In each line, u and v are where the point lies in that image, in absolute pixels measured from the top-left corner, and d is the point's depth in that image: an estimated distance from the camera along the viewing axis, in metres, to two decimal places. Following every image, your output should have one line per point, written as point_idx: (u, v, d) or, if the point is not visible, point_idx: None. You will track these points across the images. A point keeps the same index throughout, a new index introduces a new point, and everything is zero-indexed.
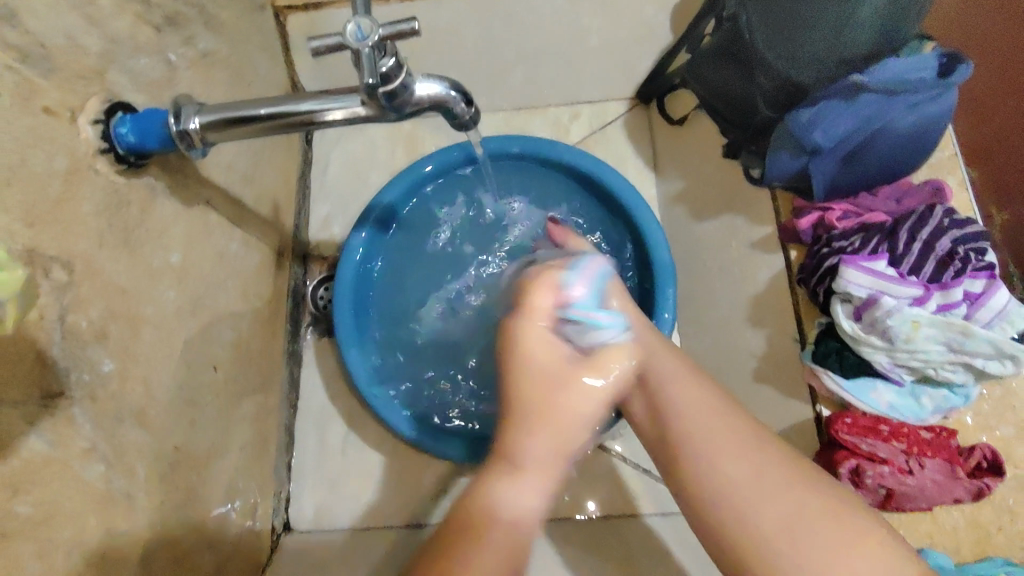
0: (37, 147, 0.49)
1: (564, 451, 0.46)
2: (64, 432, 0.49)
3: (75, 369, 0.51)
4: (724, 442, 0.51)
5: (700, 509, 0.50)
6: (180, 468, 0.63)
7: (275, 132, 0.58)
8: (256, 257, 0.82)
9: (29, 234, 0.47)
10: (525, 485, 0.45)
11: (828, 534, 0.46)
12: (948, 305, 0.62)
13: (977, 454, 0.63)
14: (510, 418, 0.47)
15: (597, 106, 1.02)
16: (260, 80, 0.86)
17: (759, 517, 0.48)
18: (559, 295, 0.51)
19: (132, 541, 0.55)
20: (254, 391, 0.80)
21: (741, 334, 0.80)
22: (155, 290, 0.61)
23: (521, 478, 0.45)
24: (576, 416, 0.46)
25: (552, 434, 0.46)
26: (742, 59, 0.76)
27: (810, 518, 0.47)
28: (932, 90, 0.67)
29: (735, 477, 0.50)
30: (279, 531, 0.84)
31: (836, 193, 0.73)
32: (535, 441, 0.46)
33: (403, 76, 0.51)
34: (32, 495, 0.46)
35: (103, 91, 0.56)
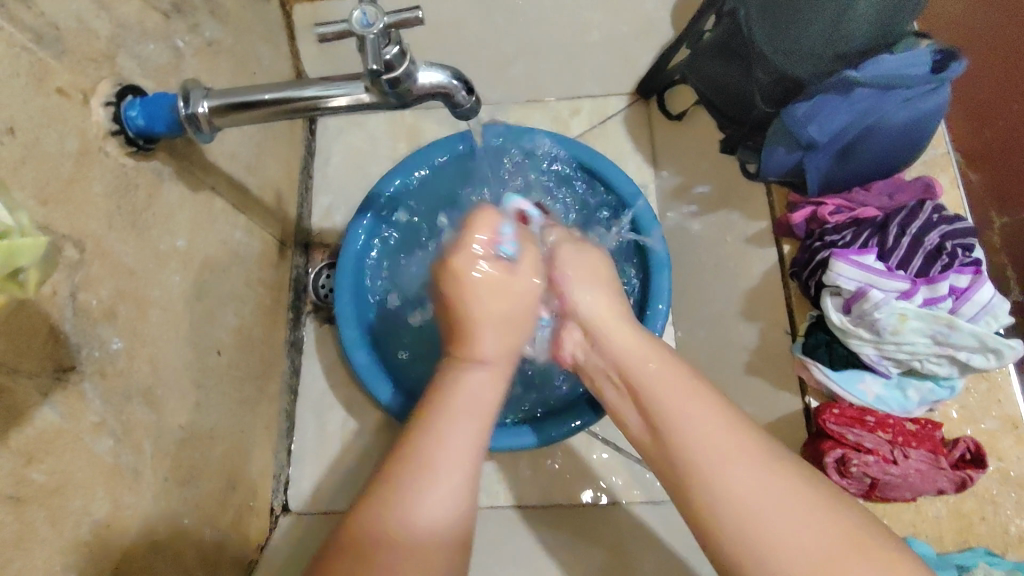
0: (50, 128, 0.50)
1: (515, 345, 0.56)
2: (76, 406, 0.51)
3: (86, 346, 0.52)
4: (743, 470, 0.48)
5: (712, 536, 0.48)
6: (184, 446, 0.65)
7: (283, 117, 0.59)
8: (260, 244, 0.84)
9: (42, 212, 0.49)
10: (477, 384, 0.53)
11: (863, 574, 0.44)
12: (933, 300, 0.63)
13: (960, 446, 0.65)
14: (458, 338, 0.55)
15: (597, 101, 1.00)
16: (265, 70, 0.88)
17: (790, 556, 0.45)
18: (492, 234, 0.57)
19: (138, 514, 0.57)
20: (255, 375, 0.81)
21: (733, 327, 0.80)
22: (162, 273, 0.63)
23: (473, 375, 0.53)
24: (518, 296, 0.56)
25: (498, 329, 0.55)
26: (741, 54, 0.77)
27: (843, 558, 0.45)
28: (925, 85, 0.68)
29: (754, 493, 0.47)
30: (279, 513, 0.86)
31: (830, 188, 0.75)
32: (491, 341, 0.54)
33: (406, 65, 0.53)
34: (46, 464, 0.47)
35: (113, 75, 0.58)
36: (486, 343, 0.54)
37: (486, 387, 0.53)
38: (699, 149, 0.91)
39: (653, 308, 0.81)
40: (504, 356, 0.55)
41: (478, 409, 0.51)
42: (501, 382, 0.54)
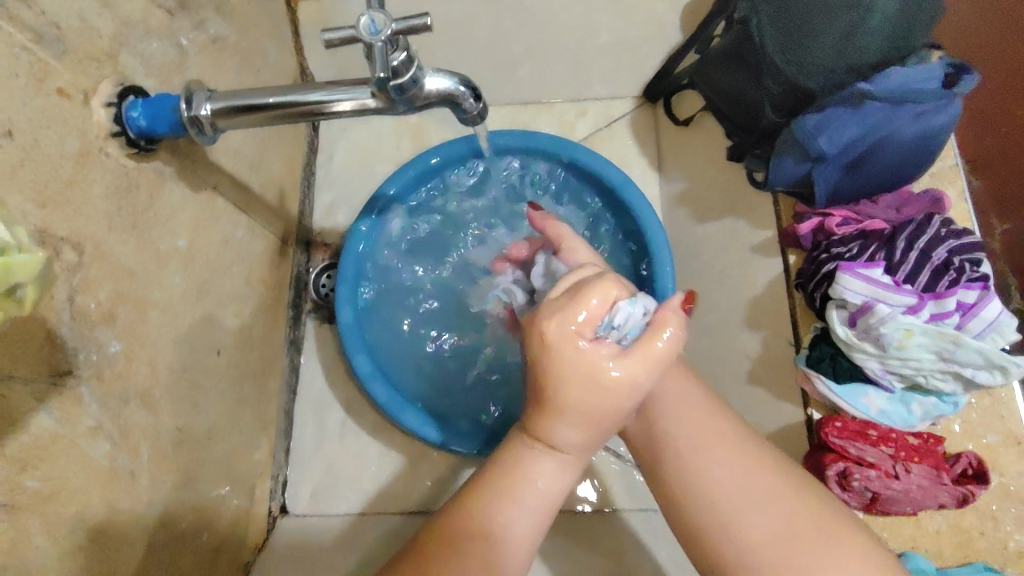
0: (50, 129, 0.49)
1: (595, 439, 0.48)
2: (71, 410, 0.50)
3: (84, 350, 0.52)
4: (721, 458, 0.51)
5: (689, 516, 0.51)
6: (182, 449, 0.64)
7: (282, 120, 0.58)
8: (262, 244, 0.83)
9: (41, 214, 0.48)
10: (547, 474, 0.49)
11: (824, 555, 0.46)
12: (939, 315, 0.63)
13: (963, 461, 0.65)
14: (536, 413, 0.48)
15: (603, 104, 1.00)
16: (270, 67, 0.87)
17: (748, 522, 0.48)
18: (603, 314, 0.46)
19: (133, 519, 0.57)
20: (255, 376, 0.81)
21: (737, 336, 0.81)
22: (161, 275, 0.62)
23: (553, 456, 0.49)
24: (608, 415, 0.47)
25: (577, 425, 0.47)
26: (751, 63, 0.76)
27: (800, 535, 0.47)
28: (937, 100, 0.67)
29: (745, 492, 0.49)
30: (277, 514, 0.86)
31: (838, 201, 0.74)
32: (566, 435, 0.48)
33: (413, 71, 0.52)
34: (40, 471, 0.47)
35: (115, 74, 0.57)
36: (563, 436, 0.48)
37: (557, 475, 0.50)
38: (704, 153, 0.91)
39: None
40: (580, 448, 0.49)
41: (548, 501, 0.50)
42: (571, 468, 0.50)
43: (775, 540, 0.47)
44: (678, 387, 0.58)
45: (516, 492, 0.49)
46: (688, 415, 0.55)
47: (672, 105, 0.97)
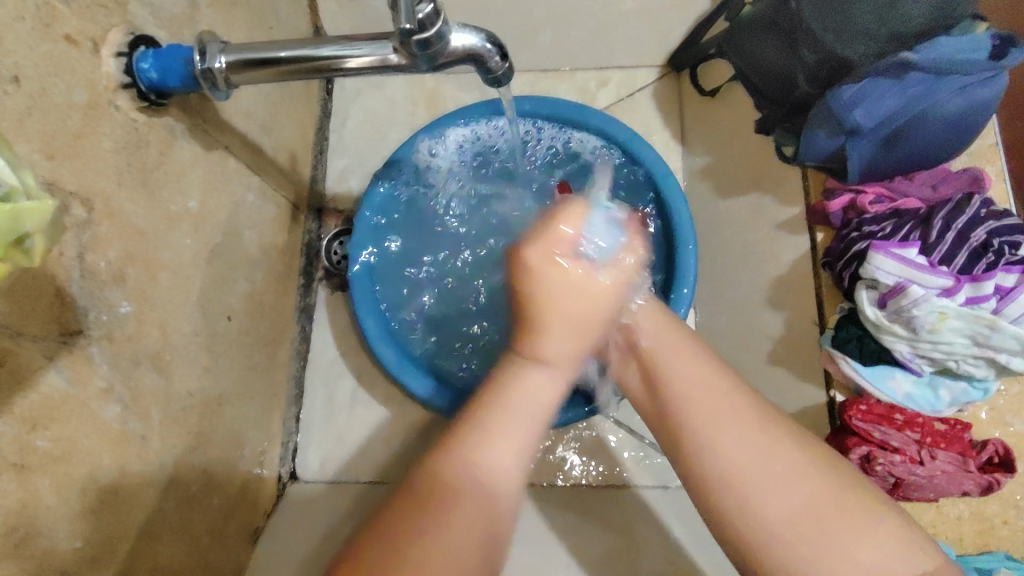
0: (57, 77, 0.47)
1: (580, 351, 0.48)
2: (82, 371, 0.49)
3: (94, 310, 0.50)
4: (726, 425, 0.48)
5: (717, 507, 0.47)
6: (193, 413, 0.63)
7: (297, 76, 0.56)
8: (273, 208, 0.81)
9: (49, 166, 0.46)
10: (536, 388, 0.47)
11: (839, 537, 0.45)
12: (976, 298, 0.60)
13: (989, 449, 0.63)
14: (525, 330, 0.47)
15: (626, 73, 0.98)
16: (282, 25, 0.83)
17: (761, 500, 0.46)
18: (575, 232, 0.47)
19: (143, 482, 0.55)
20: (265, 342, 0.80)
21: (759, 315, 0.79)
22: (172, 237, 0.60)
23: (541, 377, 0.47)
24: (591, 319, 0.47)
25: (567, 334, 0.46)
26: (785, 31, 0.73)
27: (824, 519, 0.45)
28: (984, 72, 0.64)
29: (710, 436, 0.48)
30: (287, 481, 0.85)
31: (873, 176, 0.71)
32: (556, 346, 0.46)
33: (439, 25, 0.49)
34: (51, 432, 0.46)
35: (125, 23, 0.54)
36: (553, 346, 0.46)
37: (550, 394, 0.47)
38: (731, 127, 0.87)
39: (677, 292, 0.79)
40: (568, 358, 0.47)
41: (537, 415, 0.47)
42: (563, 380, 0.48)
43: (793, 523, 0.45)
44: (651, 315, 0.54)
45: (501, 426, 0.46)
46: (706, 393, 0.49)
47: (700, 74, 0.94)
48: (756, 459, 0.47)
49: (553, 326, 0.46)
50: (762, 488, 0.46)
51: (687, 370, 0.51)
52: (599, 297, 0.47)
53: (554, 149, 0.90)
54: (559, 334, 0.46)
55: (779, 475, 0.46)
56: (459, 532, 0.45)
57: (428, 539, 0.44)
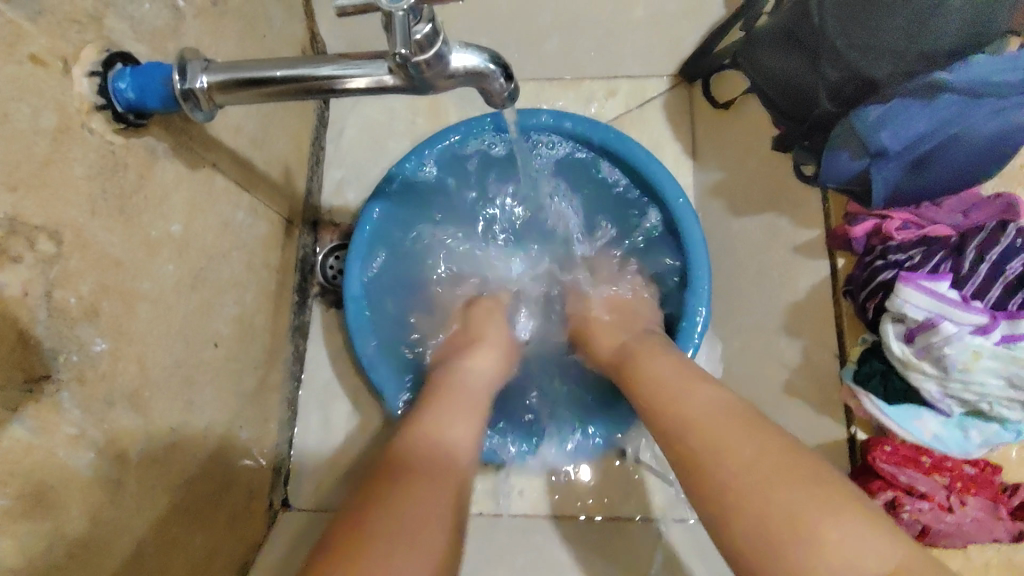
0: (22, 101, 0.43)
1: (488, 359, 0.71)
2: (48, 419, 0.45)
3: (63, 350, 0.47)
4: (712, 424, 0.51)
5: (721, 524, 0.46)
6: (176, 450, 0.60)
7: (285, 97, 0.52)
8: (265, 226, 0.77)
9: (11, 200, 0.42)
10: (474, 380, 0.67)
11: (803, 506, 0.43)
12: (1013, 336, 0.56)
13: (1022, 492, 0.59)
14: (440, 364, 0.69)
15: (636, 82, 0.93)
16: (276, 34, 0.79)
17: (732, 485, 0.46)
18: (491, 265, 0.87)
19: (119, 529, 0.52)
20: (257, 367, 0.76)
21: (774, 342, 0.75)
22: (153, 265, 0.56)
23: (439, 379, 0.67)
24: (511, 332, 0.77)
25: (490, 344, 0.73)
26: (807, 45, 0.68)
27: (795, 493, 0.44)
28: (1023, 95, 0.59)
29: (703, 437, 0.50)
30: (278, 508, 0.81)
31: (899, 201, 0.67)
32: (477, 357, 0.70)
33: (438, 46, 0.46)
34: (13, 487, 0.42)
35: (100, 39, 0.50)
36: (477, 357, 0.71)
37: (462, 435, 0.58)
38: (745, 142, 0.83)
39: (690, 320, 0.75)
40: (484, 369, 0.69)
41: (473, 406, 0.63)
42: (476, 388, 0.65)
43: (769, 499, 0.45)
44: (672, 368, 0.60)
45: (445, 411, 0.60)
46: (718, 406, 0.52)
47: (713, 86, 0.90)
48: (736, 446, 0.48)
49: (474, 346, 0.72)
50: (755, 487, 0.46)
51: (702, 390, 0.55)
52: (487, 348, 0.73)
53: (571, 170, 0.86)
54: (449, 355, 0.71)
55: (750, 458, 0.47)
56: (421, 519, 0.48)
57: (386, 510, 0.48)
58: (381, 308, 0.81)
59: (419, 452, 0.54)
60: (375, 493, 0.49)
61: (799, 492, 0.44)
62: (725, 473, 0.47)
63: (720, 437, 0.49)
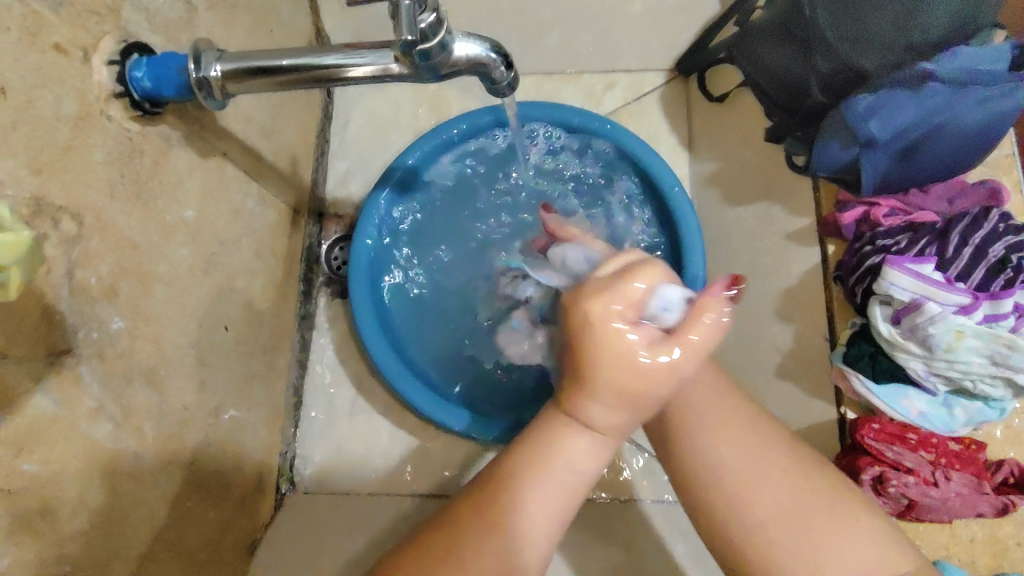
0: (45, 88, 0.45)
1: (629, 420, 0.45)
2: (71, 391, 0.47)
3: (84, 327, 0.49)
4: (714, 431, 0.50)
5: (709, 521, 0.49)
6: (189, 428, 0.62)
7: (296, 85, 0.54)
8: (273, 215, 0.79)
9: (35, 181, 0.44)
10: (580, 451, 0.46)
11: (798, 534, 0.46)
12: (995, 316, 0.59)
13: (1005, 470, 0.61)
14: (571, 385, 0.45)
15: (633, 75, 0.96)
16: (283, 28, 0.82)
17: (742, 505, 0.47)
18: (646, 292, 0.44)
19: (136, 502, 0.54)
20: (265, 352, 0.78)
21: (768, 326, 0.78)
22: (168, 248, 0.59)
23: (586, 437, 0.46)
24: (651, 396, 0.44)
25: (614, 405, 0.44)
26: (799, 37, 0.71)
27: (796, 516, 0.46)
28: (1005, 84, 0.62)
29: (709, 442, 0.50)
30: (285, 491, 0.83)
31: (886, 189, 0.69)
32: (602, 414, 0.44)
33: (442, 34, 0.48)
34: (38, 455, 0.44)
35: (118, 30, 0.52)
36: (600, 414, 0.45)
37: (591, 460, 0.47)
38: (740, 133, 0.85)
39: None
40: (616, 429, 0.46)
41: (573, 485, 0.47)
42: (606, 448, 0.47)
43: (772, 521, 0.46)
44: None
45: (547, 468, 0.47)
46: (722, 406, 0.51)
47: (707, 81, 0.92)
48: (742, 459, 0.49)
49: (599, 388, 0.43)
50: (742, 480, 0.48)
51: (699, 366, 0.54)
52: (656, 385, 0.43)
53: (567, 158, 0.88)
54: (602, 400, 0.44)
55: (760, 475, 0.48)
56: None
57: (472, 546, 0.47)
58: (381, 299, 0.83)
59: (534, 461, 0.47)
60: (484, 520, 0.47)
61: (796, 507, 0.47)
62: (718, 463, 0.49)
63: (719, 427, 0.50)
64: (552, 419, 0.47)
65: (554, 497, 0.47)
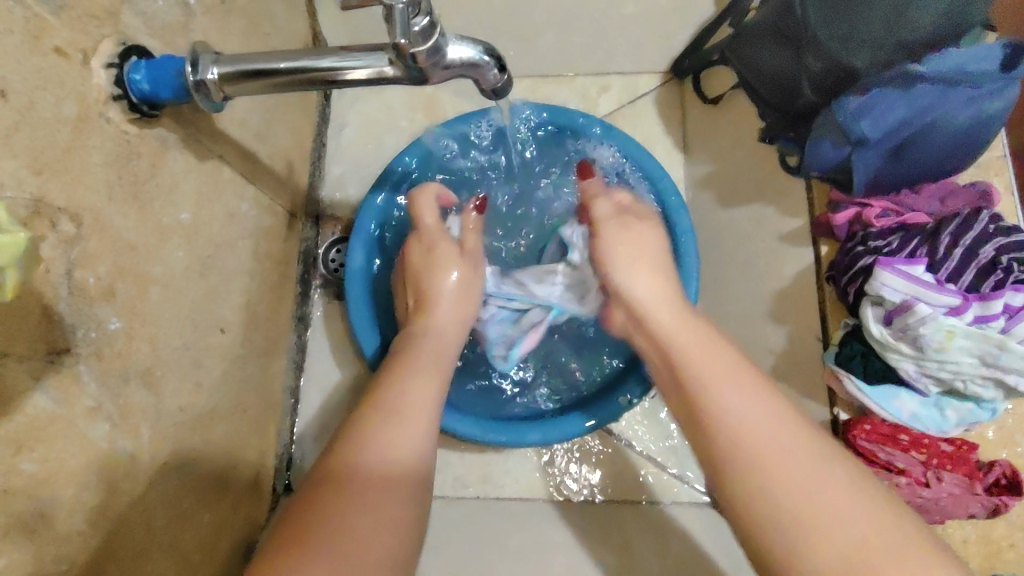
0: (46, 90, 0.46)
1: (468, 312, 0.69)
2: (69, 390, 0.48)
3: (82, 327, 0.49)
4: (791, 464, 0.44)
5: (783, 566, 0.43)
6: (185, 428, 0.62)
7: (292, 88, 0.55)
8: (269, 217, 0.80)
9: (36, 182, 0.45)
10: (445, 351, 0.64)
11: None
12: (985, 317, 0.59)
13: (996, 471, 0.62)
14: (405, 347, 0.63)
15: (627, 78, 0.94)
16: (279, 32, 0.82)
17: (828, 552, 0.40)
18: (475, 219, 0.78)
19: (134, 500, 0.55)
20: (260, 354, 0.79)
21: (761, 329, 0.76)
22: (164, 250, 0.59)
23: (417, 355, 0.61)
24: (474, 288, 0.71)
25: (456, 301, 0.69)
26: (790, 38, 0.71)
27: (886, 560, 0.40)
28: (992, 84, 0.63)
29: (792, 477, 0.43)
30: (280, 493, 0.84)
31: (877, 189, 0.70)
32: (449, 311, 0.68)
33: (437, 37, 0.49)
34: (37, 453, 0.45)
35: (117, 34, 0.53)
36: (445, 314, 0.67)
37: (427, 392, 0.56)
38: (733, 137, 0.86)
39: None
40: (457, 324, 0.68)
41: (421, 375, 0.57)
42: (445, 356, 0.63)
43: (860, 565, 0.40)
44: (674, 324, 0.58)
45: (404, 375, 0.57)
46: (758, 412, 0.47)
47: (703, 82, 0.91)
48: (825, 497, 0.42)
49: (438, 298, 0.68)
50: (763, 442, 0.46)
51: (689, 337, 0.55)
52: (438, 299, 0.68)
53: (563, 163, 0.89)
54: (445, 303, 0.68)
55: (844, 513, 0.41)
56: (367, 499, 0.46)
57: (351, 511, 0.45)
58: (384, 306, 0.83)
59: (394, 378, 0.57)
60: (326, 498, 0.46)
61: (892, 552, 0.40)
62: (724, 427, 0.48)
63: (718, 382, 0.50)
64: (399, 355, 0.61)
65: (424, 393, 0.55)
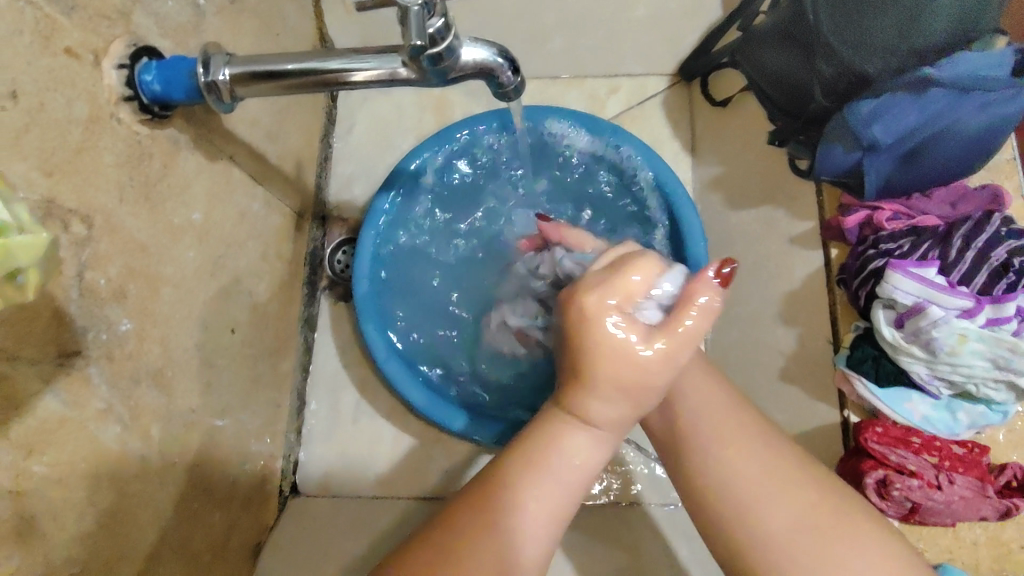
0: (58, 91, 0.46)
1: (628, 417, 0.47)
2: (79, 392, 0.48)
3: (93, 329, 0.49)
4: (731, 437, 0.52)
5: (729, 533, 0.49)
6: (194, 430, 0.62)
7: (303, 89, 0.54)
8: (278, 218, 0.80)
9: (47, 184, 0.45)
10: (580, 449, 0.48)
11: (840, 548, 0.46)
12: (997, 320, 0.59)
13: (1008, 473, 0.62)
14: (573, 384, 0.47)
15: (637, 80, 0.96)
16: (289, 32, 0.82)
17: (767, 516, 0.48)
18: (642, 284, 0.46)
19: (143, 503, 0.54)
20: (269, 355, 0.79)
21: (770, 330, 0.76)
22: (175, 250, 0.59)
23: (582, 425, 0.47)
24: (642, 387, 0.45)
25: (616, 398, 0.46)
26: (802, 42, 0.71)
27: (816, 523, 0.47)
28: (1005, 90, 0.63)
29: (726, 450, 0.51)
30: (288, 494, 0.83)
31: (889, 193, 0.70)
32: (600, 410, 0.46)
33: (450, 40, 0.48)
34: (47, 456, 0.45)
35: (129, 34, 0.53)
36: (599, 410, 0.46)
37: (595, 453, 0.48)
38: (743, 138, 0.86)
39: None
40: (612, 424, 0.47)
41: (574, 481, 0.49)
42: (603, 445, 0.49)
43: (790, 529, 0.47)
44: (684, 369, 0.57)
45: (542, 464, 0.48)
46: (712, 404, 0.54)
47: (710, 85, 0.92)
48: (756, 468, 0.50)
49: (590, 386, 0.45)
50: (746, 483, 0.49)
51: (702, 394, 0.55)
52: (635, 375, 0.46)
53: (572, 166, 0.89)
54: (605, 396, 0.45)
55: (786, 482, 0.49)
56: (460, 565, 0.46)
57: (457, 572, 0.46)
58: (387, 311, 0.83)
59: (531, 459, 0.48)
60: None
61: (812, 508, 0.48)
62: (712, 460, 0.52)
63: (720, 440, 0.52)
64: (558, 415, 0.48)
65: (553, 492, 0.48)
